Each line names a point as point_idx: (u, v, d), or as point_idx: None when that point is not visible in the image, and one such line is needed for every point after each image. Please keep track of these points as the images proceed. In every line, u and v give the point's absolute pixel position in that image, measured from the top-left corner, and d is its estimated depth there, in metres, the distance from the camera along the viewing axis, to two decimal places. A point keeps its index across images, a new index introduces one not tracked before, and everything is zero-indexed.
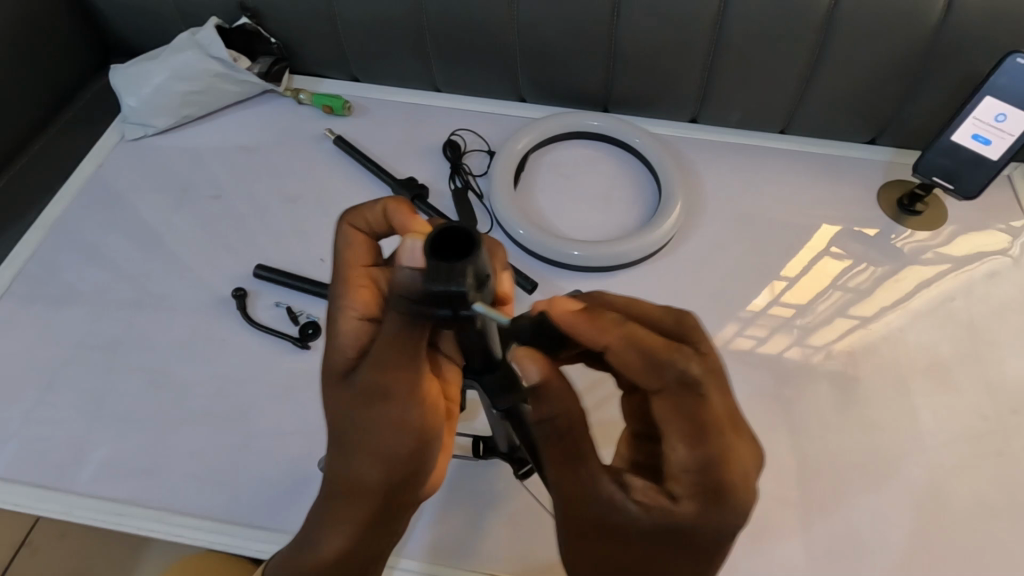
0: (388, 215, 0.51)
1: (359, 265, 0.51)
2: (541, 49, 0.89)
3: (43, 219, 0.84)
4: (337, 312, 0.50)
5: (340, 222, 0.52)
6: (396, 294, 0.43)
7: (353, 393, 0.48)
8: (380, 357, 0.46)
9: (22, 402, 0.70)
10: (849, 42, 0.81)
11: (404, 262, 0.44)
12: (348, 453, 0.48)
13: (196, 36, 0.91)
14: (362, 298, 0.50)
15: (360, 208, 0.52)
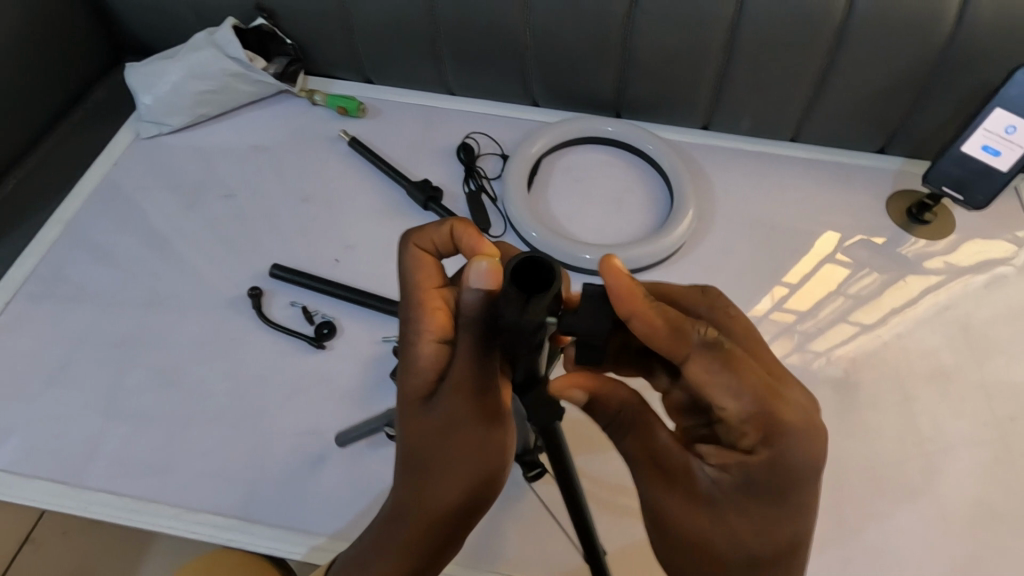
0: (458, 237, 0.50)
1: (431, 284, 0.49)
2: (557, 54, 0.90)
3: (59, 216, 0.84)
4: (412, 334, 0.48)
5: (406, 243, 0.51)
6: (467, 313, 0.45)
7: (435, 416, 0.46)
8: (469, 378, 0.45)
9: (36, 398, 0.70)
10: (864, 51, 0.82)
11: (471, 282, 0.44)
12: (428, 466, 0.46)
13: (213, 36, 0.91)
14: (440, 318, 0.48)
15: (426, 228, 0.51)
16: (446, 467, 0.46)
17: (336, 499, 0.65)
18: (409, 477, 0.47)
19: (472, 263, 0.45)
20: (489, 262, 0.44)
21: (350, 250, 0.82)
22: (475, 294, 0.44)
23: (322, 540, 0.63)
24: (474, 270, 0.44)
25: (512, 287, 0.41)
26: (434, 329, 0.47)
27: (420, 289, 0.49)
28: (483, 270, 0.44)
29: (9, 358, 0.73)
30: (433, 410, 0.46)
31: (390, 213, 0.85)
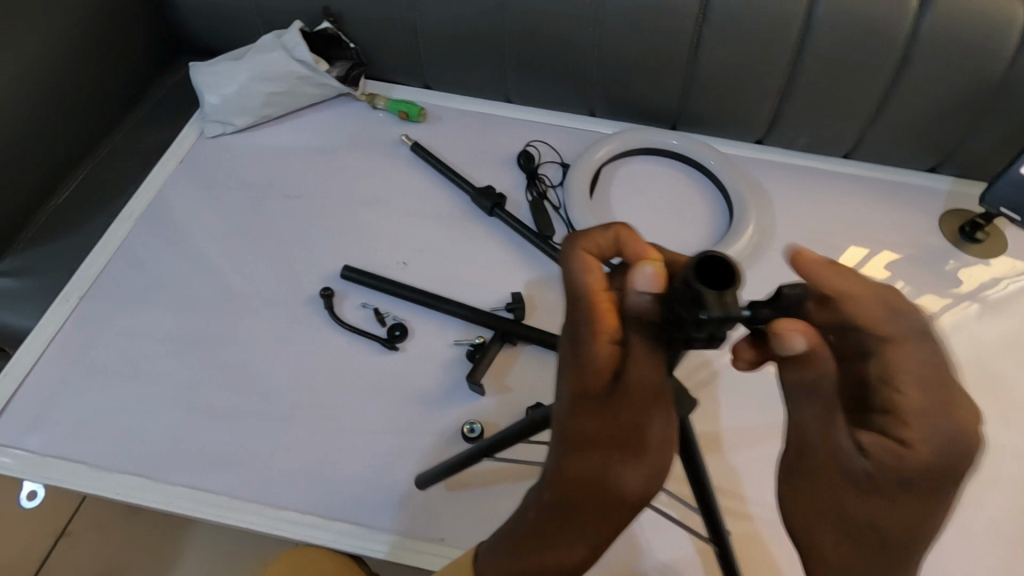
0: (625, 238, 0.41)
1: (600, 288, 0.41)
2: (620, 66, 0.92)
3: (129, 212, 0.85)
4: (579, 339, 0.40)
5: (571, 245, 0.42)
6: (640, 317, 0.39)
7: (607, 422, 0.40)
8: (647, 381, 0.40)
9: (118, 393, 0.72)
10: (923, 74, 0.84)
11: (639, 287, 0.38)
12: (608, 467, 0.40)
13: (281, 38, 0.92)
14: (613, 325, 0.40)
15: (588, 228, 0.42)
16: (616, 479, 0.40)
17: (415, 498, 0.67)
18: (569, 492, 0.41)
19: (640, 266, 0.38)
20: (660, 265, 0.38)
21: (418, 255, 0.84)
22: (646, 298, 0.38)
23: (405, 537, 0.65)
24: (642, 271, 0.38)
25: (710, 293, 0.35)
26: (608, 334, 0.40)
27: (589, 295, 0.40)
28: (655, 273, 0.37)
29: (89, 352, 0.74)
30: (603, 416, 0.40)
31: (455, 219, 0.87)
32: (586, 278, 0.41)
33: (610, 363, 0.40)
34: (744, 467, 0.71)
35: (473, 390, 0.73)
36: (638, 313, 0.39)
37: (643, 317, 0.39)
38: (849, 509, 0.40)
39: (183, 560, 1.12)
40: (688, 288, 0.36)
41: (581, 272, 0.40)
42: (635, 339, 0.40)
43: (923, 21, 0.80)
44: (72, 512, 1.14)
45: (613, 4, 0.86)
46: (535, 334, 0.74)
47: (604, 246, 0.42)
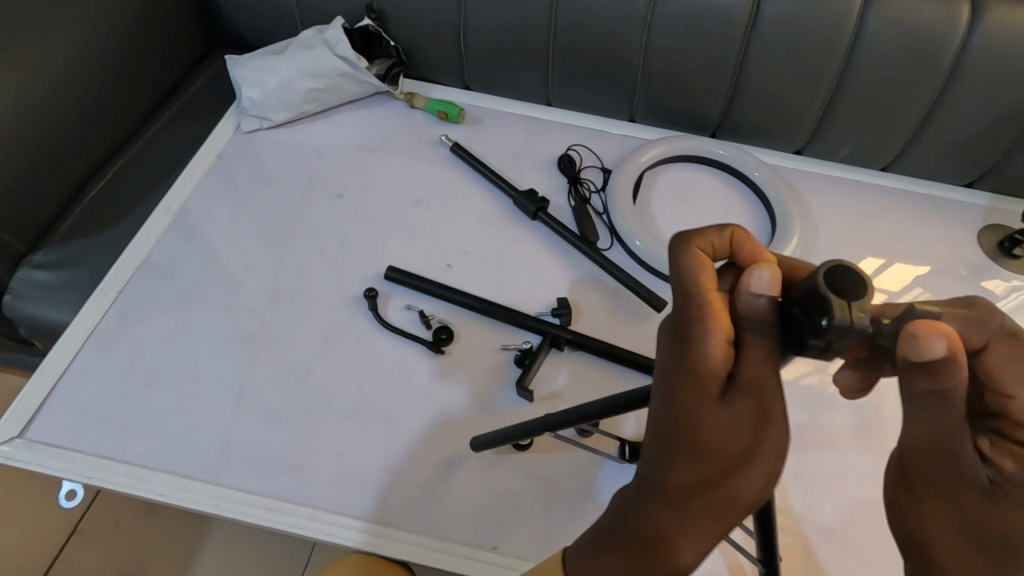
0: (742, 242, 0.44)
1: (713, 288, 0.43)
2: (665, 73, 0.92)
3: (168, 206, 0.84)
4: (688, 332, 0.41)
5: (683, 244, 0.44)
6: (753, 320, 0.41)
7: (714, 416, 0.40)
8: (758, 377, 0.40)
9: (162, 391, 0.70)
10: (970, 89, 0.84)
11: (756, 290, 0.41)
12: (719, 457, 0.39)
13: (323, 34, 0.91)
14: (725, 321, 0.41)
15: (705, 229, 0.45)
16: (718, 470, 0.39)
17: (466, 506, 0.66)
18: (670, 477, 0.40)
19: (757, 270, 0.41)
20: (776, 269, 0.41)
21: (462, 257, 0.83)
22: (762, 300, 0.40)
23: (455, 545, 0.63)
24: (759, 274, 0.41)
25: (834, 300, 0.37)
26: (719, 328, 0.41)
27: (702, 293, 0.42)
28: (771, 277, 0.40)
29: (131, 349, 0.73)
30: (710, 411, 0.40)
31: (498, 221, 0.86)
32: (700, 275, 0.43)
33: (720, 355, 0.41)
34: (796, 479, 0.70)
35: (520, 396, 0.71)
36: (750, 313, 0.41)
37: (756, 318, 0.41)
38: (972, 514, 0.38)
39: (202, 560, 1.09)
40: (814, 294, 0.38)
41: (695, 268, 0.43)
42: (746, 338, 0.41)
43: (972, 36, 0.80)
44: (84, 510, 1.12)
45: (662, 11, 0.86)
46: (582, 340, 0.74)
47: (720, 248, 0.45)
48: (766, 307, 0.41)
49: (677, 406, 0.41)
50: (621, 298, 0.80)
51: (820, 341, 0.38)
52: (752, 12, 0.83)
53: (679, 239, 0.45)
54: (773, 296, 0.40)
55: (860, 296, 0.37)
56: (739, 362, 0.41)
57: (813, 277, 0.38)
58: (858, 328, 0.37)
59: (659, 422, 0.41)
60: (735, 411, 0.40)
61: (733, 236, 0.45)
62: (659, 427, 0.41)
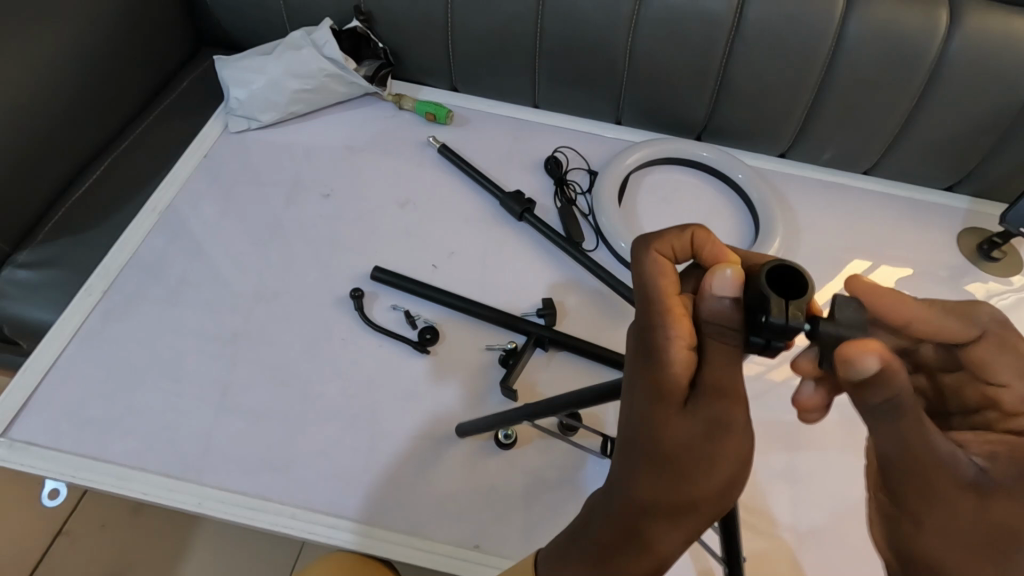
0: (703, 244, 0.45)
1: (673, 292, 0.43)
2: (651, 76, 0.92)
3: (154, 206, 0.84)
4: (652, 340, 0.42)
5: (645, 248, 0.45)
6: (711, 321, 0.42)
7: (677, 423, 0.41)
8: (721, 382, 0.41)
9: (146, 390, 0.70)
10: (949, 94, 0.85)
11: (718, 292, 0.42)
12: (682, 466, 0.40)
13: (312, 35, 0.91)
14: (687, 328, 0.42)
15: (666, 232, 0.45)
16: (681, 477, 0.40)
17: (450, 505, 0.66)
18: (635, 485, 0.41)
19: (718, 272, 0.42)
20: (737, 271, 0.42)
21: (448, 258, 0.83)
22: (725, 302, 0.42)
23: (439, 543, 0.64)
24: (721, 277, 0.42)
25: (774, 300, 0.39)
26: (680, 335, 0.42)
27: (662, 298, 0.43)
28: (733, 278, 0.41)
29: (116, 348, 0.73)
30: (674, 417, 0.41)
31: (485, 222, 0.87)
32: (661, 280, 0.43)
33: (682, 363, 0.41)
34: (776, 478, 0.71)
35: (505, 396, 0.72)
36: (711, 316, 0.42)
37: (717, 320, 0.42)
38: (970, 510, 0.39)
39: (189, 560, 1.09)
40: (759, 294, 0.40)
41: (656, 274, 0.43)
42: (708, 342, 0.42)
43: (951, 41, 0.81)
44: (70, 512, 1.12)
45: (648, 14, 0.86)
46: (566, 340, 0.74)
47: (682, 251, 0.45)
48: (727, 310, 0.42)
49: (643, 414, 0.42)
50: (605, 299, 0.81)
51: (761, 338, 0.40)
52: (736, 16, 0.85)
53: (639, 243, 0.45)
54: (734, 298, 0.41)
55: (799, 294, 0.40)
56: (702, 368, 0.42)
57: (757, 278, 0.41)
58: (793, 324, 0.38)
59: (627, 430, 0.42)
60: (698, 417, 0.40)
61: (695, 238, 0.45)
62: (627, 434, 0.42)
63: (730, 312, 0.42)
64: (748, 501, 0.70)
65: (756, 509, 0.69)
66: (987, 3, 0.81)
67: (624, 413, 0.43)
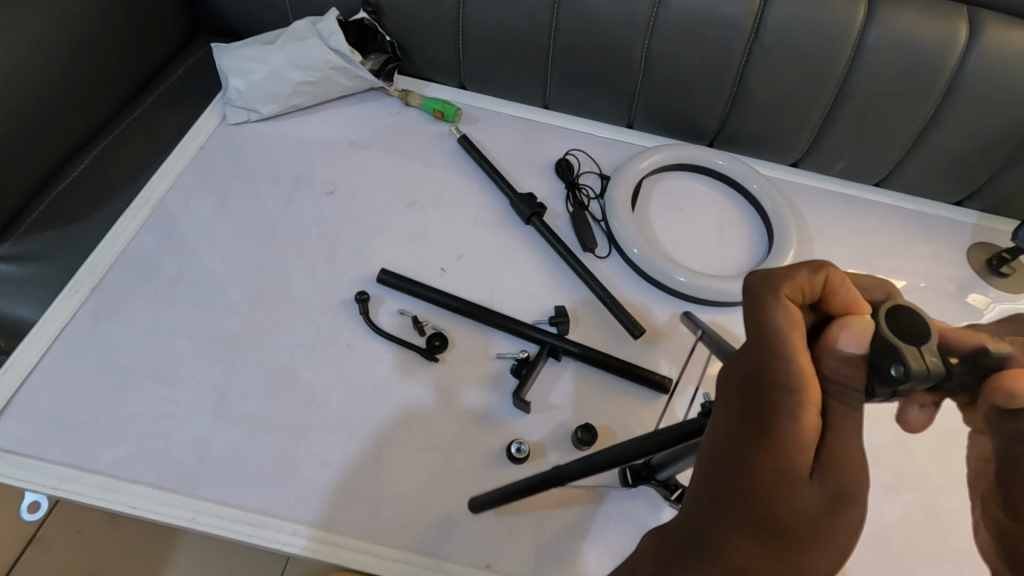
0: (835, 288, 0.43)
1: (802, 347, 0.42)
2: (666, 80, 0.91)
3: (146, 199, 0.79)
4: (781, 403, 0.41)
5: (774, 291, 0.42)
6: (836, 380, 0.42)
7: (800, 493, 0.40)
8: (843, 453, 0.41)
9: (136, 394, 0.66)
10: (966, 108, 0.85)
11: (844, 348, 0.41)
12: (798, 531, 0.40)
13: (317, 26, 0.88)
14: (817, 392, 0.41)
15: (797, 272, 0.43)
16: (792, 536, 0.40)
17: (463, 522, 0.63)
18: (742, 539, 0.40)
19: (846, 330, 0.41)
20: (867, 326, 0.41)
21: (457, 261, 0.80)
22: (851, 360, 0.42)
23: (449, 562, 0.61)
24: (847, 334, 0.41)
25: (908, 350, 0.39)
26: (810, 400, 0.41)
27: (795, 355, 0.41)
28: (859, 336, 0.41)
29: (104, 350, 0.69)
30: (797, 487, 0.40)
31: (494, 225, 0.84)
32: (792, 333, 0.41)
33: (810, 433, 0.41)
34: None
35: (516, 407, 0.69)
36: (838, 375, 0.42)
37: (843, 379, 0.42)
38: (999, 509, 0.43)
39: (176, 562, 1.06)
40: (888, 347, 0.40)
41: (789, 323, 0.41)
42: (831, 403, 0.42)
43: (970, 55, 0.81)
44: (41, 520, 1.06)
45: (667, 17, 0.84)
46: (583, 351, 0.72)
47: (811, 295, 0.43)
48: (854, 366, 0.42)
49: (763, 479, 0.40)
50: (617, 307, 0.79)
51: (889, 390, 0.40)
52: (755, 22, 0.83)
53: (766, 283, 0.43)
54: (859, 354, 0.41)
55: (926, 340, 0.40)
56: (824, 436, 0.42)
57: (883, 330, 0.40)
58: (933, 373, 0.39)
59: (734, 492, 0.41)
60: (821, 491, 0.41)
61: (826, 281, 0.43)
62: (737, 495, 0.41)
63: (855, 368, 0.42)
64: None
65: None
66: (1006, 20, 0.80)
67: (731, 471, 0.41)
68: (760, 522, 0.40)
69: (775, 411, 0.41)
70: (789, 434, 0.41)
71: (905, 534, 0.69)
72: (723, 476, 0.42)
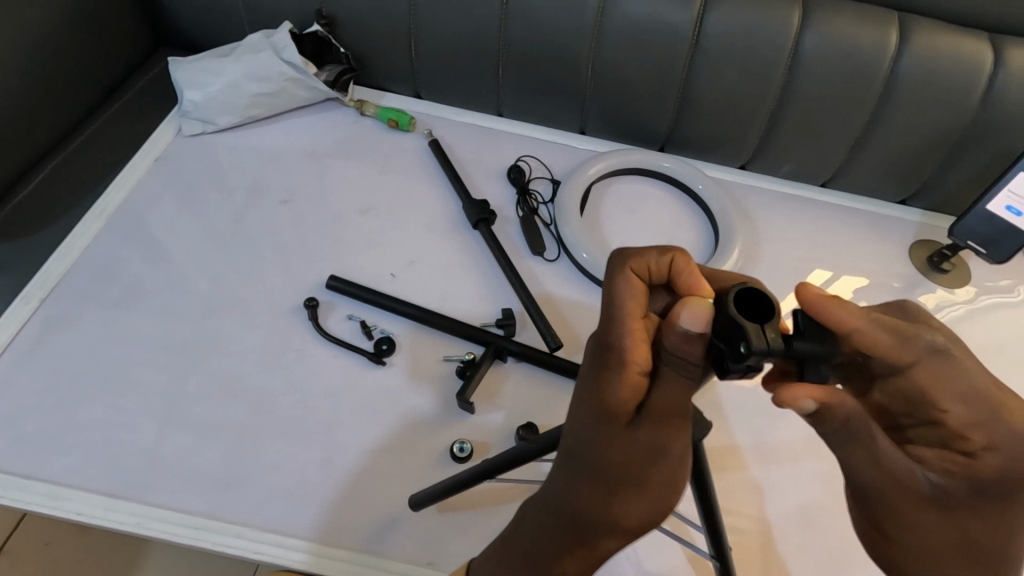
0: (678, 269, 0.49)
1: (638, 314, 0.47)
2: (615, 87, 0.93)
3: (101, 211, 0.81)
4: (608, 363, 0.46)
5: (621, 267, 0.49)
6: (676, 351, 0.45)
7: (625, 445, 0.45)
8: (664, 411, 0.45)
9: (86, 402, 0.68)
10: (901, 110, 0.88)
11: (683, 321, 0.44)
12: (617, 481, 0.44)
13: (271, 39, 0.89)
14: (643, 354, 0.46)
15: (645, 253, 0.50)
16: (613, 487, 0.44)
17: (406, 521, 0.65)
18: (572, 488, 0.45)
19: (688, 303, 0.44)
20: (706, 304, 0.44)
21: (408, 266, 0.82)
22: (690, 334, 0.44)
23: (392, 561, 0.62)
24: (689, 311, 0.43)
25: (751, 328, 0.41)
26: (636, 360, 0.46)
27: (626, 320, 0.46)
28: (701, 313, 0.43)
29: (56, 359, 0.70)
30: (622, 439, 0.45)
31: (445, 231, 0.86)
32: (630, 302, 0.47)
33: (635, 393, 0.45)
34: (731, 488, 0.71)
35: (462, 408, 0.71)
36: (676, 347, 0.45)
37: (680, 350, 0.45)
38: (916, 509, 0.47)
39: (148, 561, 1.07)
40: (733, 325, 0.42)
41: (628, 293, 0.47)
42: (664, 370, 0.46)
43: (901, 60, 0.84)
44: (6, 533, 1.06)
45: (613, 25, 0.87)
46: (526, 350, 0.74)
47: (656, 273, 0.50)
48: (693, 340, 0.44)
49: (592, 432, 0.45)
50: (565, 311, 0.81)
51: (739, 366, 0.42)
52: (696, 30, 0.86)
53: (620, 261, 0.50)
54: (699, 330, 0.44)
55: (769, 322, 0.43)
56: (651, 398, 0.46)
57: (728, 307, 0.43)
58: (773, 349, 0.41)
59: (570, 446, 0.46)
60: (638, 440, 0.45)
61: (672, 262, 0.50)
62: (572, 449, 0.45)
63: (694, 343, 0.44)
64: None
65: None
66: (936, 25, 0.84)
67: (569, 426, 0.46)
68: (591, 471, 0.45)
69: (604, 371, 0.46)
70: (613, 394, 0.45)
71: (842, 525, 0.71)
72: (565, 432, 0.46)
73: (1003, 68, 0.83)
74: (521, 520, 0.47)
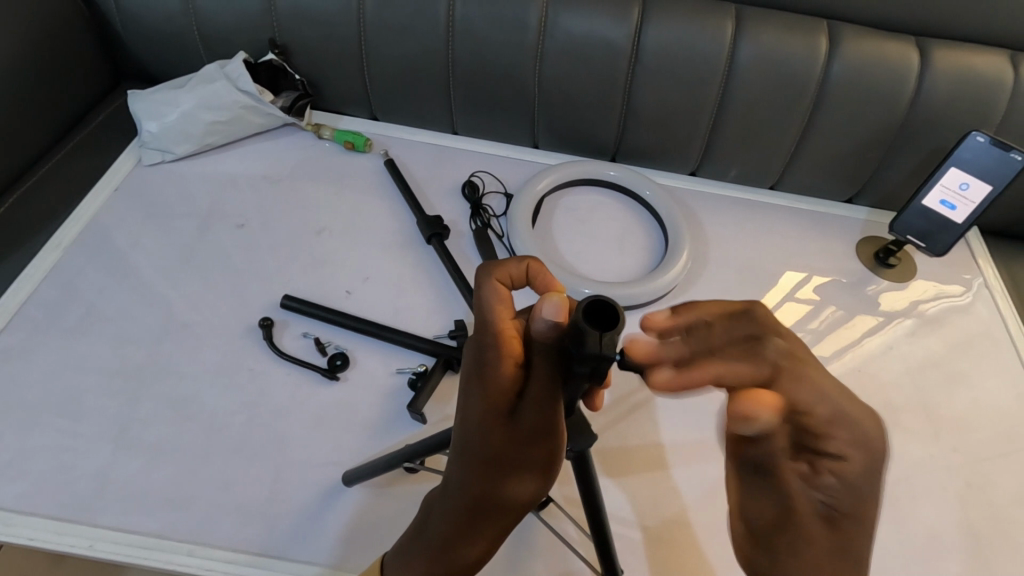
0: (536, 273, 0.51)
1: (507, 315, 0.48)
2: (562, 102, 0.96)
3: (58, 242, 0.82)
4: (484, 360, 0.47)
5: (485, 276, 0.49)
6: (538, 342, 0.47)
7: (507, 434, 0.46)
8: (539, 396, 0.46)
9: (40, 429, 0.69)
10: (836, 113, 0.91)
11: (545, 315, 0.46)
12: (504, 470, 0.46)
13: (225, 68, 0.92)
14: (515, 347, 0.47)
15: (504, 262, 0.51)
16: (499, 473, 0.46)
17: (355, 535, 0.66)
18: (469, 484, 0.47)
19: (548, 297, 0.46)
20: (563, 297, 0.47)
21: (362, 283, 0.84)
22: (549, 324, 0.46)
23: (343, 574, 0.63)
24: (550, 301, 0.46)
25: (590, 332, 0.43)
26: (509, 353, 0.47)
27: (494, 322, 0.47)
28: (559, 303, 0.46)
29: (10, 389, 0.71)
30: (505, 430, 0.46)
31: (399, 247, 0.88)
32: (499, 306, 0.48)
33: (509, 383, 0.47)
34: (681, 488, 0.73)
35: (413, 418, 0.73)
36: (543, 335, 0.47)
37: (545, 339, 0.46)
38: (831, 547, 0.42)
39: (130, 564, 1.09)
40: (577, 329, 0.44)
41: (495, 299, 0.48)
42: (534, 358, 0.47)
43: (832, 64, 0.87)
44: None
45: (554, 43, 0.90)
46: None
47: (516, 279, 0.51)
48: (557, 330, 0.46)
49: (477, 427, 0.47)
50: None
51: (585, 366, 0.44)
52: (634, 43, 0.89)
53: (481, 270, 0.50)
54: (557, 320, 0.46)
55: (611, 327, 0.44)
56: (525, 385, 0.47)
57: (575, 312, 0.44)
58: (607, 354, 0.43)
59: (463, 443, 0.47)
60: (520, 426, 0.46)
61: (529, 267, 0.52)
62: (460, 444, 0.47)
63: (553, 331, 0.46)
64: (651, 507, 0.72)
65: (659, 517, 0.71)
66: (861, 31, 0.88)
67: (461, 426, 0.48)
68: (477, 461, 0.47)
69: (481, 370, 0.47)
70: (491, 389, 0.46)
71: None
72: (458, 433, 0.48)
73: (929, 70, 0.87)
74: (429, 517, 0.50)
